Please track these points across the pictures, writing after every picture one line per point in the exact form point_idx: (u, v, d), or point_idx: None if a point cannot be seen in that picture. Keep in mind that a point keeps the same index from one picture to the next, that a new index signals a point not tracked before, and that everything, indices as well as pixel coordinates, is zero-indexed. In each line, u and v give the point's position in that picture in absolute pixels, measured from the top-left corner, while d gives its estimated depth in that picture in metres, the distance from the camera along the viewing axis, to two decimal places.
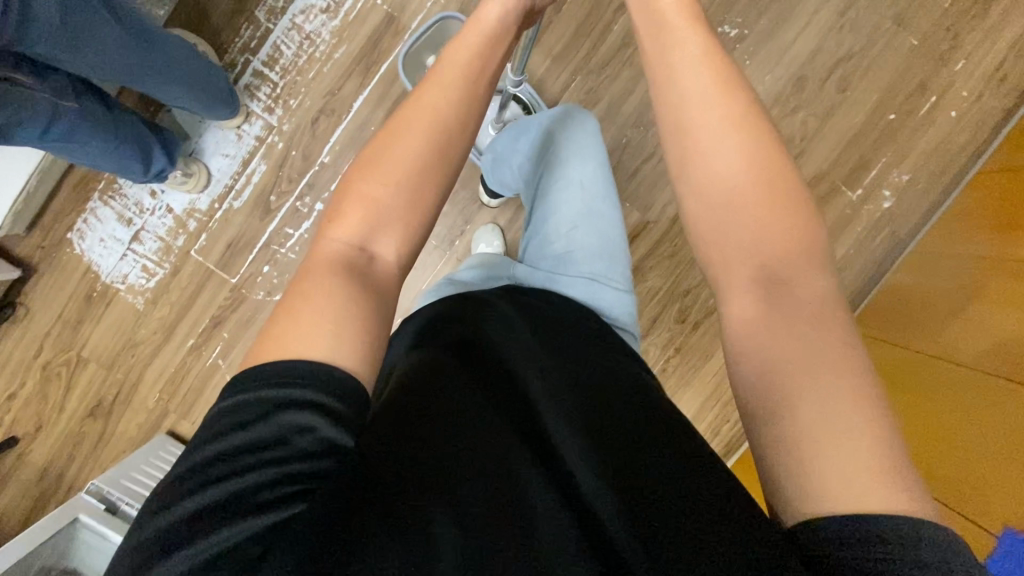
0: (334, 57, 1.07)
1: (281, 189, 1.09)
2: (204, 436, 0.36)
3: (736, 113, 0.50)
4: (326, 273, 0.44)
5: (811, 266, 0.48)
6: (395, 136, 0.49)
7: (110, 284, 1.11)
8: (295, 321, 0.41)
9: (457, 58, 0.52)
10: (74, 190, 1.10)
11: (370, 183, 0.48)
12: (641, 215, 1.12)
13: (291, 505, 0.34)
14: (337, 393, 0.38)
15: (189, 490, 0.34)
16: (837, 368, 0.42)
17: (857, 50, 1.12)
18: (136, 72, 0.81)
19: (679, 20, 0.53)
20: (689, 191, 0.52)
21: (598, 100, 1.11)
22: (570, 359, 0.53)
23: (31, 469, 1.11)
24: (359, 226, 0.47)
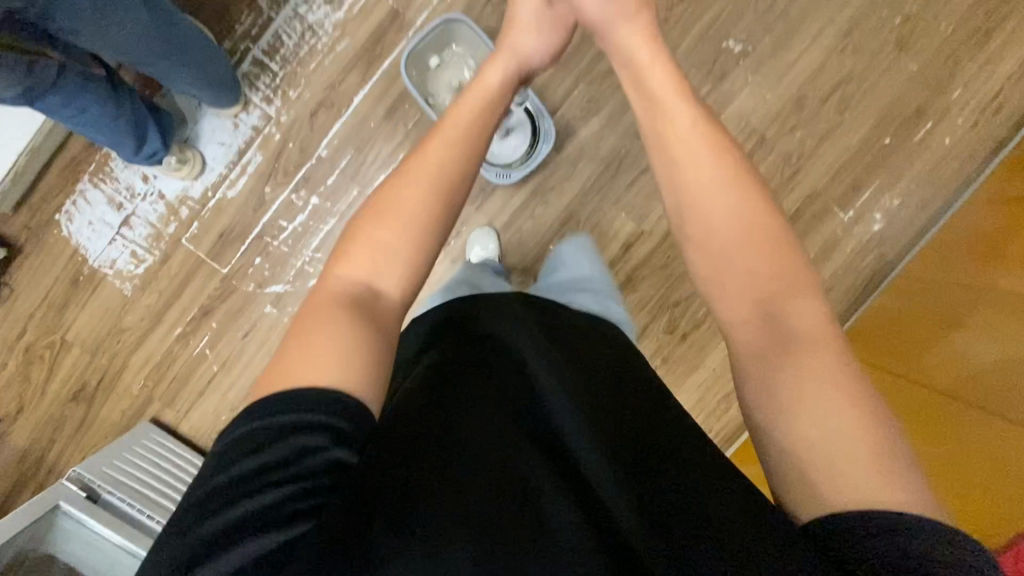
0: (336, 50, 1.06)
1: (277, 181, 1.08)
2: (220, 460, 0.38)
3: (722, 170, 0.54)
4: (331, 308, 0.46)
5: (802, 296, 0.49)
6: (401, 182, 0.53)
7: (98, 268, 1.09)
8: (304, 353, 0.43)
9: (461, 120, 0.58)
10: (64, 171, 1.08)
11: (377, 225, 0.51)
12: (637, 225, 1.13)
13: (301, 522, 0.36)
14: (343, 415, 0.40)
15: (204, 515, 0.36)
16: (837, 384, 0.43)
17: (858, 72, 1.13)
18: (153, 59, 0.81)
19: (669, 88, 0.60)
20: (688, 242, 0.55)
21: (600, 108, 1.11)
22: (577, 361, 0.53)
23: (12, 450, 1.10)
24: (367, 267, 0.50)
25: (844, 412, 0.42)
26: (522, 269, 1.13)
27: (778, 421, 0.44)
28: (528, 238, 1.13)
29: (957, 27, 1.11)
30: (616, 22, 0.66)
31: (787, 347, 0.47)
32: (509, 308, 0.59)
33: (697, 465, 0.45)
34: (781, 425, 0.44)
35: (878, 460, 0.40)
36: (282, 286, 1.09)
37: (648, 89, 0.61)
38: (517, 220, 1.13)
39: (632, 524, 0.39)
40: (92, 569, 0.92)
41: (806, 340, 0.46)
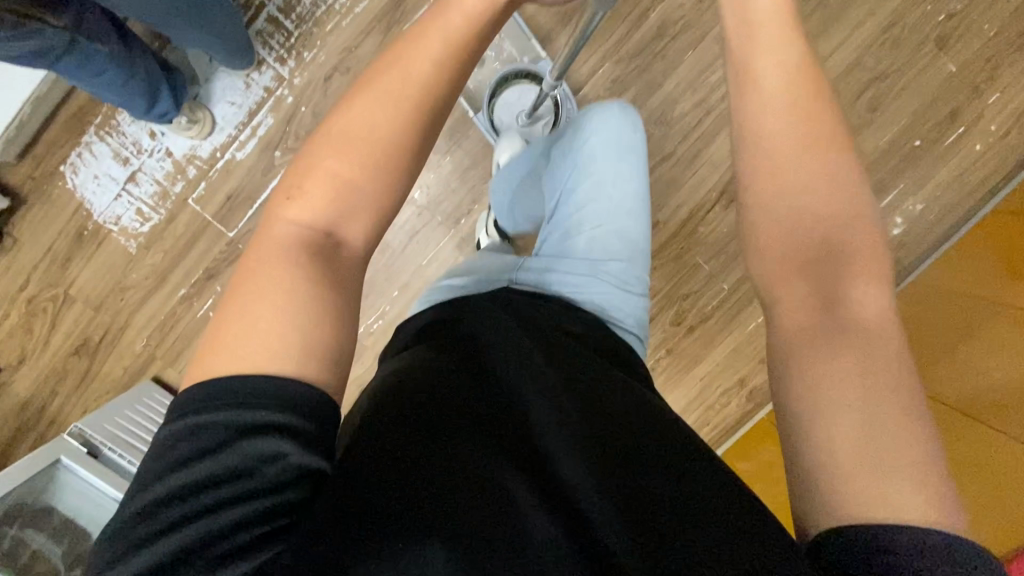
0: (355, 12, 1.01)
1: (287, 146, 1.05)
2: (163, 468, 0.35)
3: (810, 136, 0.46)
4: (280, 259, 0.41)
5: (875, 282, 0.43)
6: (369, 111, 0.43)
7: (103, 224, 1.07)
8: (252, 327, 0.38)
9: (442, 37, 0.44)
10: (69, 121, 1.05)
11: (338, 159, 0.43)
12: (652, 213, 1.11)
13: (265, 546, 0.33)
14: (305, 413, 0.37)
15: (148, 538, 0.33)
16: (893, 384, 0.39)
17: (895, 69, 1.08)
18: (170, 20, 0.78)
19: (766, 33, 0.47)
20: (760, 211, 0.47)
21: (623, 90, 1.07)
22: (560, 357, 0.51)
23: (13, 400, 1.11)
24: (323, 210, 0.43)
25: (886, 416, 0.38)
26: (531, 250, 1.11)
27: (806, 423, 0.40)
28: None
29: (1001, 29, 1.07)
30: None
31: (844, 341, 0.41)
32: (496, 311, 0.57)
33: (686, 454, 0.43)
34: (807, 428, 0.40)
35: (921, 471, 0.37)
36: None
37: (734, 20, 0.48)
38: None
39: (611, 522, 0.37)
40: (89, 520, 0.93)
41: (871, 333, 0.41)
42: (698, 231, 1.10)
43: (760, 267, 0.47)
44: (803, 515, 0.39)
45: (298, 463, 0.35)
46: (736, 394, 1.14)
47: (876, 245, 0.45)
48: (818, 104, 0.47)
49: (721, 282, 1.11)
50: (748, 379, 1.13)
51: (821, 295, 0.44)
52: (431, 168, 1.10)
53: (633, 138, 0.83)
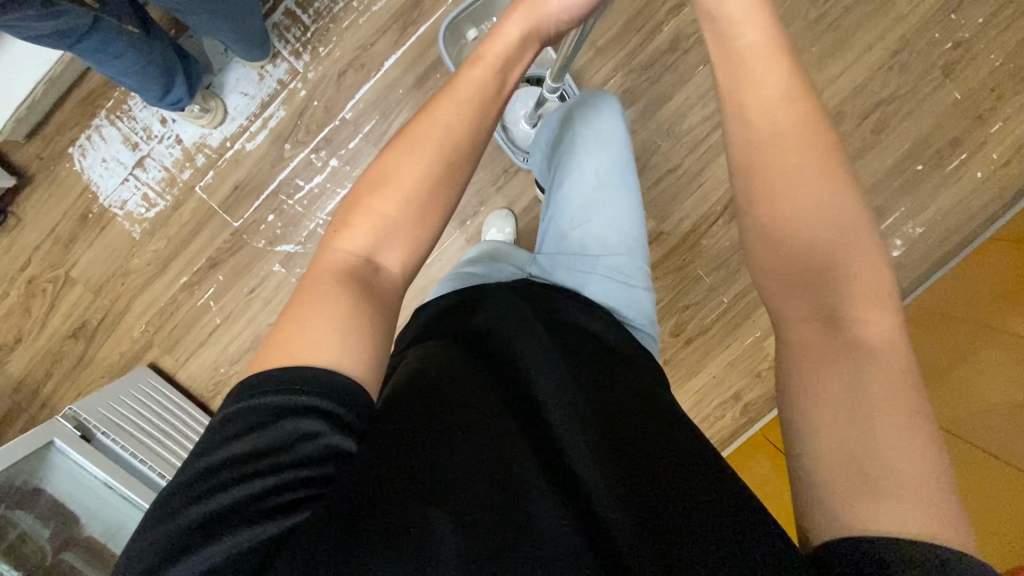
0: (372, 10, 1.02)
1: (298, 138, 1.05)
2: (212, 439, 0.36)
3: (822, 172, 0.46)
4: (327, 284, 0.41)
5: (877, 298, 0.44)
6: (403, 146, 0.45)
7: (108, 208, 1.07)
8: (299, 333, 0.39)
9: (472, 80, 0.47)
10: (81, 103, 1.05)
11: (377, 194, 0.44)
12: (656, 224, 1.11)
13: (295, 513, 0.34)
14: (343, 399, 0.37)
15: (186, 503, 0.33)
16: (895, 397, 0.40)
17: (900, 94, 1.10)
18: (193, 7, 0.79)
19: (764, 52, 0.48)
20: (765, 237, 0.47)
21: (633, 101, 1.09)
22: (583, 362, 0.52)
23: (7, 379, 1.10)
24: (367, 239, 0.44)
25: (893, 427, 0.39)
26: None
27: (804, 428, 0.41)
28: None
29: (1005, 60, 1.09)
30: None
31: (849, 356, 0.42)
32: (516, 308, 0.58)
33: (699, 457, 0.45)
34: (802, 433, 0.41)
35: (926, 478, 0.37)
36: (293, 247, 1.07)
37: (738, 42, 0.48)
38: (535, 205, 1.11)
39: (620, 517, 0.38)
40: (79, 507, 0.94)
41: (871, 348, 0.42)
42: (701, 243, 1.11)
43: (767, 288, 0.47)
44: (808, 523, 0.40)
45: (334, 444, 0.36)
46: (731, 408, 1.14)
47: (877, 260, 0.45)
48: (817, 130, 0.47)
49: (721, 295, 1.12)
50: (744, 394, 1.13)
51: (820, 308, 0.44)
52: None
53: (620, 132, 0.81)
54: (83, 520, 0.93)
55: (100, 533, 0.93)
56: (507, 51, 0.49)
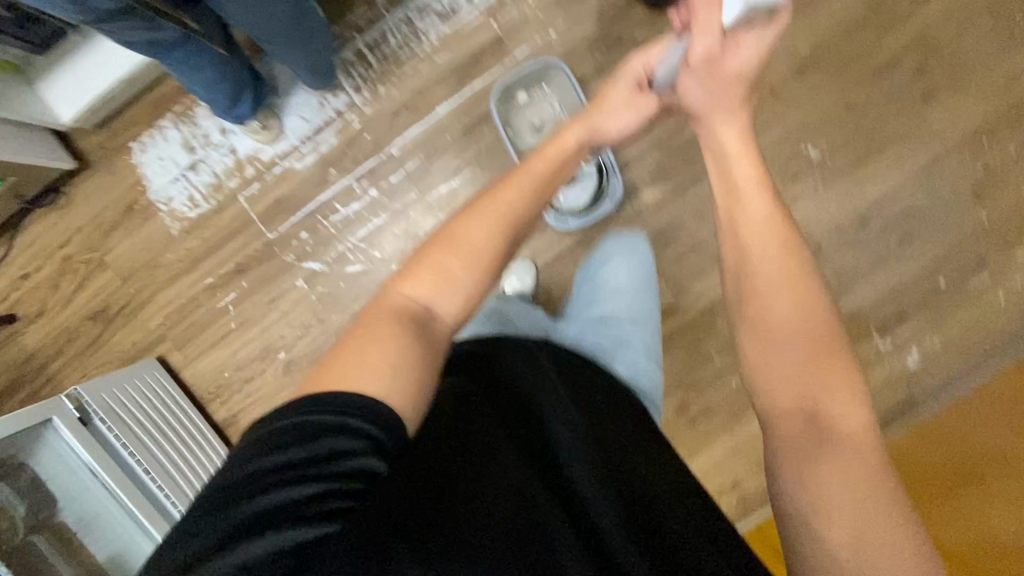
0: (434, 61, 1.09)
1: (344, 165, 1.11)
2: (263, 447, 0.39)
3: (796, 281, 0.56)
4: (389, 323, 0.48)
5: (850, 393, 0.51)
6: (470, 217, 0.55)
7: (154, 203, 1.12)
8: (359, 363, 0.44)
9: (535, 172, 0.62)
10: (151, 105, 1.13)
11: (445, 252, 0.53)
12: (674, 297, 1.13)
13: (327, 522, 0.35)
14: (382, 424, 0.41)
15: (234, 503, 0.36)
16: (878, 486, 0.47)
17: (928, 208, 1.12)
18: (276, 40, 0.86)
19: (749, 185, 0.61)
20: (753, 334, 0.56)
21: (667, 178, 1.12)
22: (597, 416, 0.54)
23: (21, 349, 1.13)
24: (430, 288, 0.52)
25: (880, 518, 0.46)
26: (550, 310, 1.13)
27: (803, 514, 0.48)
28: (565, 283, 1.13)
29: None
30: (713, 115, 0.66)
31: (828, 447, 0.49)
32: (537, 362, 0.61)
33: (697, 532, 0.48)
34: (808, 513, 0.47)
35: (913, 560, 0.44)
36: (319, 265, 1.11)
37: (729, 174, 0.63)
38: (558, 262, 1.13)
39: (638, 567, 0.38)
40: (59, 489, 0.93)
41: (847, 440, 0.49)
42: (717, 323, 1.12)
43: (755, 378, 0.55)
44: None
45: (368, 463, 0.39)
46: (727, 496, 1.11)
47: (846, 362, 0.52)
48: (794, 248, 0.57)
49: (730, 378, 1.11)
50: (742, 483, 1.10)
51: (804, 404, 0.51)
52: None
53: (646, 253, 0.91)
54: (61, 504, 0.93)
55: (73, 521, 0.93)
56: (561, 153, 0.66)
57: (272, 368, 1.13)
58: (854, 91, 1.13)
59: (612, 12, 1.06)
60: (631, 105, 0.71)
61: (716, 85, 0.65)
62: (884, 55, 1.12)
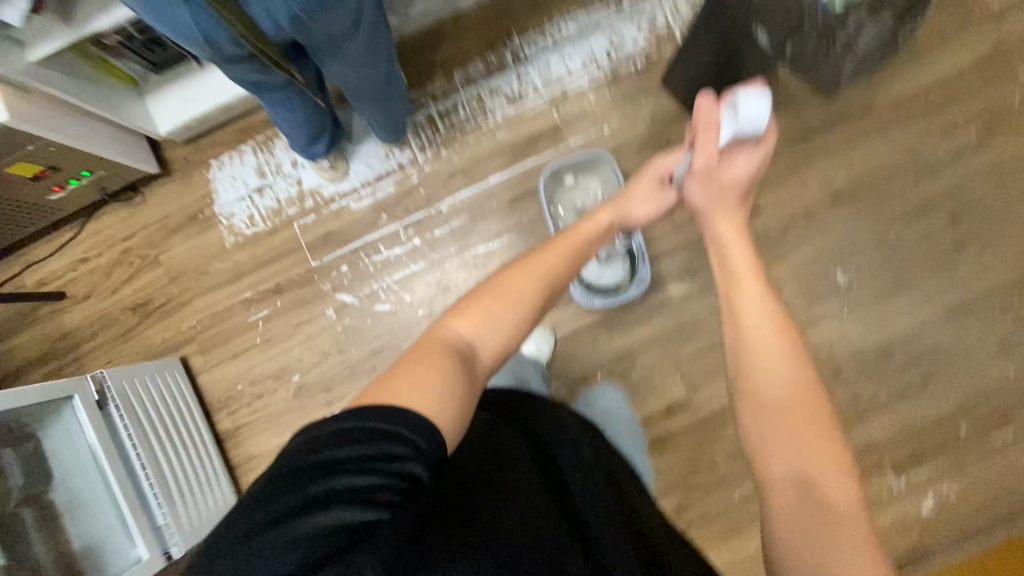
0: (496, 135, 1.19)
1: (395, 213, 1.19)
2: (325, 436, 0.42)
3: (789, 356, 0.61)
4: (438, 354, 0.53)
5: (842, 471, 0.54)
6: (517, 269, 0.63)
7: (217, 216, 1.21)
8: (409, 384, 0.48)
9: (577, 240, 0.71)
10: (234, 130, 1.22)
11: (493, 299, 0.60)
12: (686, 394, 1.13)
13: (381, 512, 0.40)
14: (423, 435, 0.45)
15: (299, 482, 0.40)
16: (870, 565, 0.49)
17: (954, 353, 1.13)
18: (363, 95, 0.95)
19: (747, 270, 0.69)
20: (750, 408, 0.59)
21: (695, 278, 1.16)
22: (605, 483, 0.60)
23: (61, 325, 1.20)
24: (477, 327, 0.57)
25: None
26: (561, 382, 1.15)
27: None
28: (581, 359, 1.15)
29: None
30: (714, 212, 0.76)
31: (821, 523, 0.51)
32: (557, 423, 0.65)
33: None
34: None
35: None
36: (352, 299, 1.18)
37: (728, 260, 0.71)
38: (578, 338, 1.16)
39: None
40: (56, 466, 0.94)
41: (838, 514, 0.51)
42: (727, 429, 1.12)
43: (755, 453, 0.57)
44: None
45: (409, 474, 0.43)
46: None
47: (838, 441, 0.55)
48: (785, 329, 0.63)
49: (733, 487, 1.10)
50: None
51: (798, 481, 0.54)
52: None
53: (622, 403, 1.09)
54: (55, 483, 0.94)
55: (63, 502, 0.95)
56: (600, 229, 0.75)
57: (284, 390, 1.17)
58: (891, 228, 1.16)
59: (663, 120, 1.16)
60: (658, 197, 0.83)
61: (716, 189, 0.77)
62: (924, 199, 1.16)
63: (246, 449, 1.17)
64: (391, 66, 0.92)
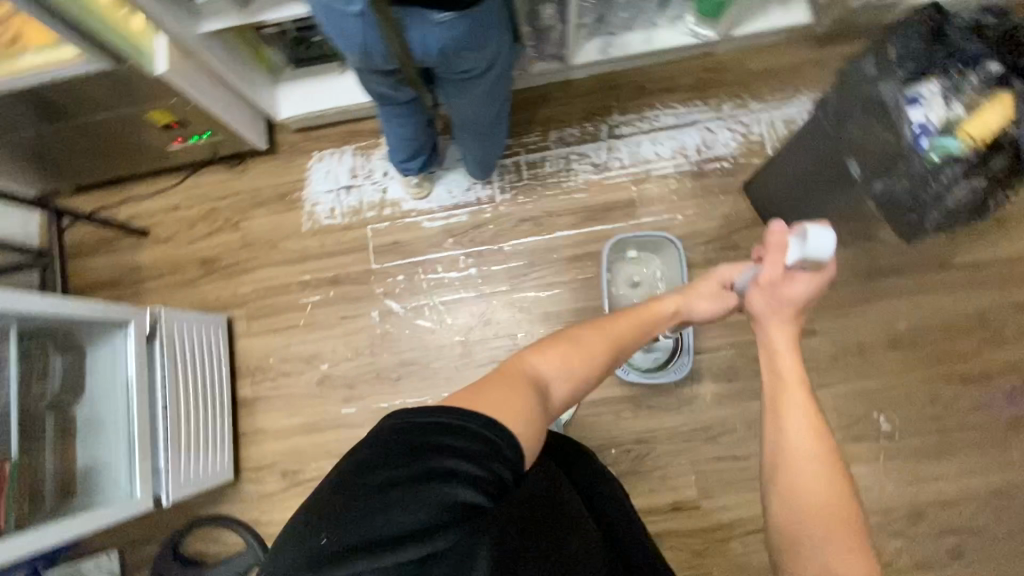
0: (573, 196, 1.24)
1: (461, 240, 1.25)
2: (452, 420, 0.48)
3: (824, 465, 0.62)
4: (524, 379, 0.60)
5: None
6: (594, 328, 0.73)
7: (303, 201, 1.30)
8: (501, 395, 0.55)
9: (645, 316, 0.80)
10: (340, 130, 1.32)
11: (571, 346, 0.69)
12: (697, 495, 1.10)
13: (488, 502, 0.45)
14: (513, 447, 0.50)
15: (428, 451, 0.45)
16: None
17: (989, 536, 1.06)
18: (470, 126, 1.01)
19: (792, 376, 0.70)
20: (782, 516, 0.61)
21: (733, 380, 1.14)
22: (639, 549, 0.65)
23: (137, 260, 1.29)
24: (556, 365, 0.66)
25: None
26: None
27: None
28: (599, 429, 1.14)
29: None
30: (770, 320, 0.75)
31: None
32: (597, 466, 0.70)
33: None
34: None
35: None
36: (398, 307, 1.23)
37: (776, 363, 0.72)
38: (602, 408, 1.14)
39: None
40: (88, 384, 0.98)
41: None
42: (733, 544, 1.08)
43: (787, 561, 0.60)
44: None
45: (504, 473, 0.48)
46: None
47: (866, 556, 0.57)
48: (823, 437, 0.64)
49: None
50: None
51: None
52: (545, 325, 1.20)
53: None
54: (81, 400, 0.98)
55: (81, 419, 0.98)
56: (664, 312, 0.83)
57: (309, 375, 1.22)
58: (944, 387, 1.12)
59: (735, 222, 1.20)
60: (713, 297, 0.86)
61: (774, 300, 0.74)
62: (984, 366, 1.13)
63: (257, 421, 1.21)
64: (502, 106, 0.99)
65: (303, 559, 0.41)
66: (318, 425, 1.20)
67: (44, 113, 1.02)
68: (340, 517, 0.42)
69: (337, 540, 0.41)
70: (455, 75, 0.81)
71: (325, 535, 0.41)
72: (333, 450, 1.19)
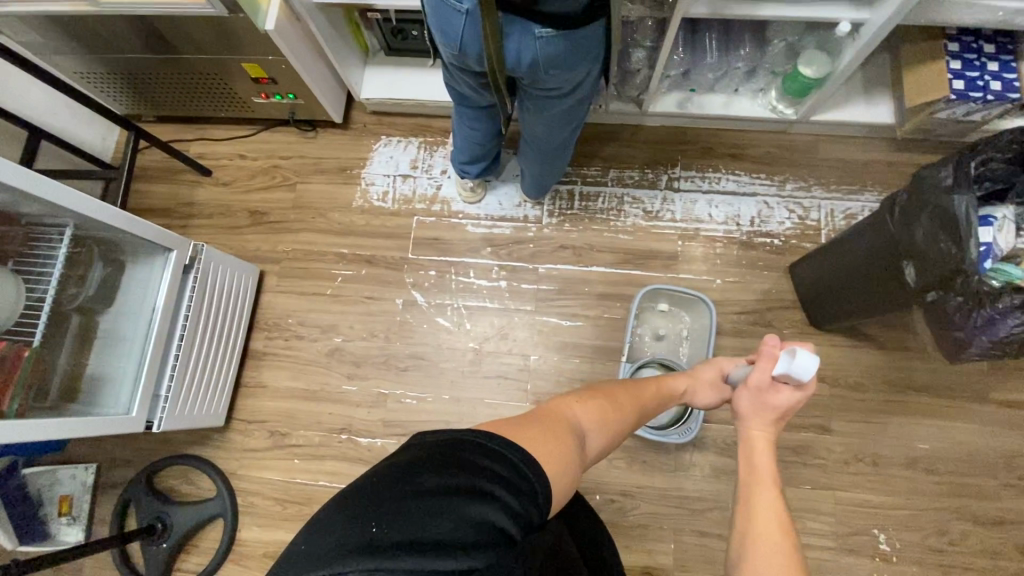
0: (618, 236, 1.25)
1: (498, 252, 1.26)
2: (498, 448, 0.49)
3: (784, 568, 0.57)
4: (563, 424, 0.61)
5: None
6: (623, 386, 0.75)
7: (361, 179, 1.34)
8: (539, 431, 0.56)
9: (671, 388, 0.82)
10: (411, 121, 1.37)
11: (605, 400, 0.70)
12: (671, 565, 1.06)
13: (523, 536, 0.45)
14: (546, 492, 0.50)
15: (474, 469, 0.46)
16: None
17: None
18: (536, 145, 1.04)
19: (765, 472, 0.69)
20: None
21: (735, 457, 1.10)
22: None
23: (194, 196, 1.35)
24: (593, 415, 0.66)
25: None
26: None
27: None
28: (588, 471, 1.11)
29: None
30: (747, 417, 0.74)
31: None
32: (600, 535, 0.71)
33: None
34: None
35: None
36: (422, 300, 1.24)
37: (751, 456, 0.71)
38: None
39: None
40: (120, 298, 1.01)
41: None
42: None
43: None
44: None
45: (533, 514, 0.47)
46: None
47: None
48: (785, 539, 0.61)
49: None
50: None
51: None
52: (559, 354, 1.19)
53: None
54: (109, 310, 1.01)
55: (104, 327, 1.00)
56: (686, 385, 0.84)
57: (321, 343, 1.23)
58: (954, 521, 1.06)
59: (773, 300, 1.19)
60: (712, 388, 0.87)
61: (756, 399, 0.73)
62: (1001, 511, 1.07)
63: (260, 375, 1.23)
64: (572, 135, 1.01)
65: (345, 543, 0.39)
66: (316, 394, 1.21)
67: (152, 41, 1.09)
68: (389, 510, 0.41)
69: (389, 533, 0.39)
70: (547, 92, 0.83)
71: (377, 524, 0.40)
72: (324, 421, 1.19)
